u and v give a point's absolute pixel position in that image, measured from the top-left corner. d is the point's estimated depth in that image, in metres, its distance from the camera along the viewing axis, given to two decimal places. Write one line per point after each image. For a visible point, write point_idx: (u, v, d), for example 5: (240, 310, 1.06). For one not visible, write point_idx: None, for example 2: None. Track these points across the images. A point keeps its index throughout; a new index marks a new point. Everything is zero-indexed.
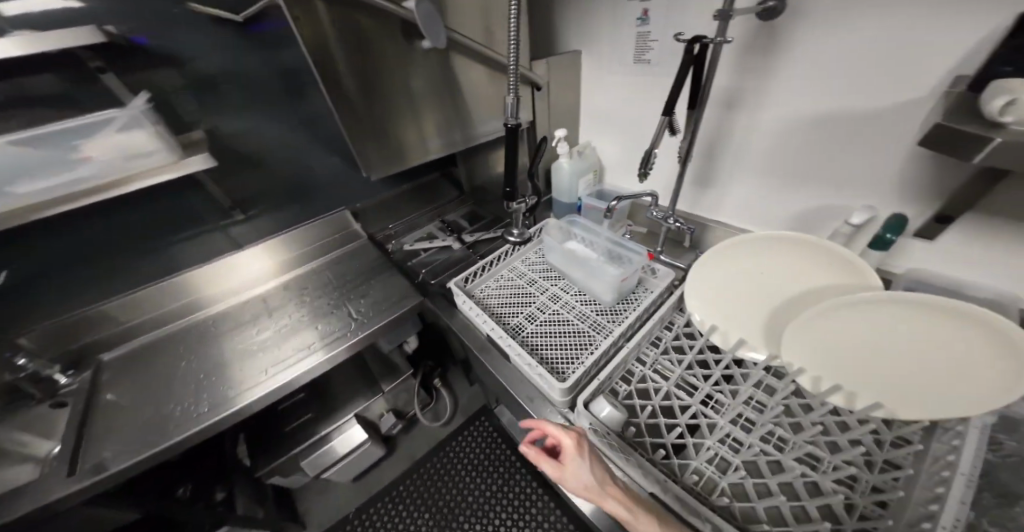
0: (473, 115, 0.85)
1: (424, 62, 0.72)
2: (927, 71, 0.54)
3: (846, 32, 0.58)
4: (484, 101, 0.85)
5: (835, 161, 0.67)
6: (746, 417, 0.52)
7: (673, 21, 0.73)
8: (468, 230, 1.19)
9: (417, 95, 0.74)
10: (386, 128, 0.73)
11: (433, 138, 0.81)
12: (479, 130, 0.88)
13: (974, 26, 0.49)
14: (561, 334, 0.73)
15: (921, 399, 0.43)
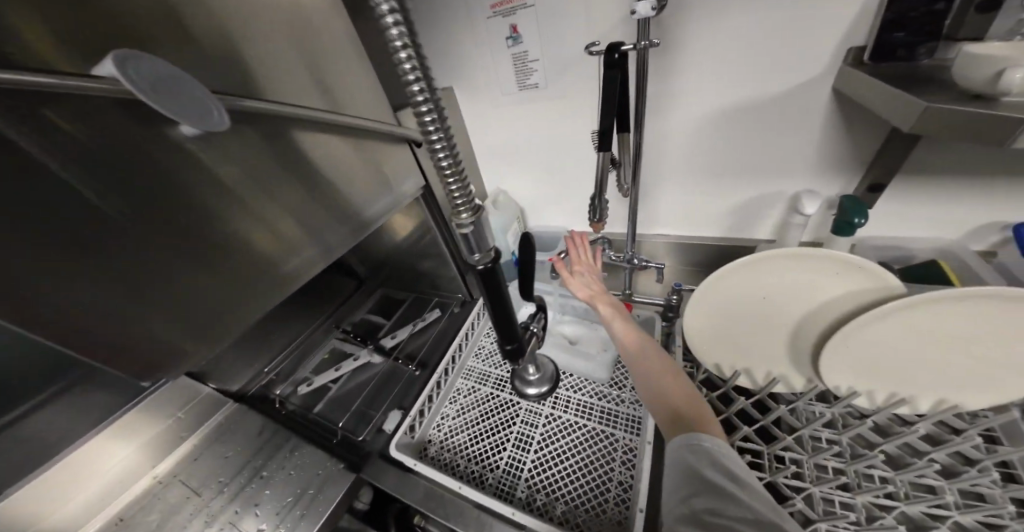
0: (356, 201, 0.56)
1: (252, 142, 0.41)
2: (824, 46, 0.51)
3: (737, 19, 0.53)
4: (367, 174, 0.57)
5: (761, 148, 0.63)
6: (829, 466, 0.42)
7: (551, 36, 0.61)
8: (388, 327, 0.95)
9: (255, 197, 0.42)
10: (207, 269, 0.39)
11: (304, 252, 0.49)
12: (369, 215, 0.59)
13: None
14: (574, 452, 0.56)
15: (989, 383, 0.42)
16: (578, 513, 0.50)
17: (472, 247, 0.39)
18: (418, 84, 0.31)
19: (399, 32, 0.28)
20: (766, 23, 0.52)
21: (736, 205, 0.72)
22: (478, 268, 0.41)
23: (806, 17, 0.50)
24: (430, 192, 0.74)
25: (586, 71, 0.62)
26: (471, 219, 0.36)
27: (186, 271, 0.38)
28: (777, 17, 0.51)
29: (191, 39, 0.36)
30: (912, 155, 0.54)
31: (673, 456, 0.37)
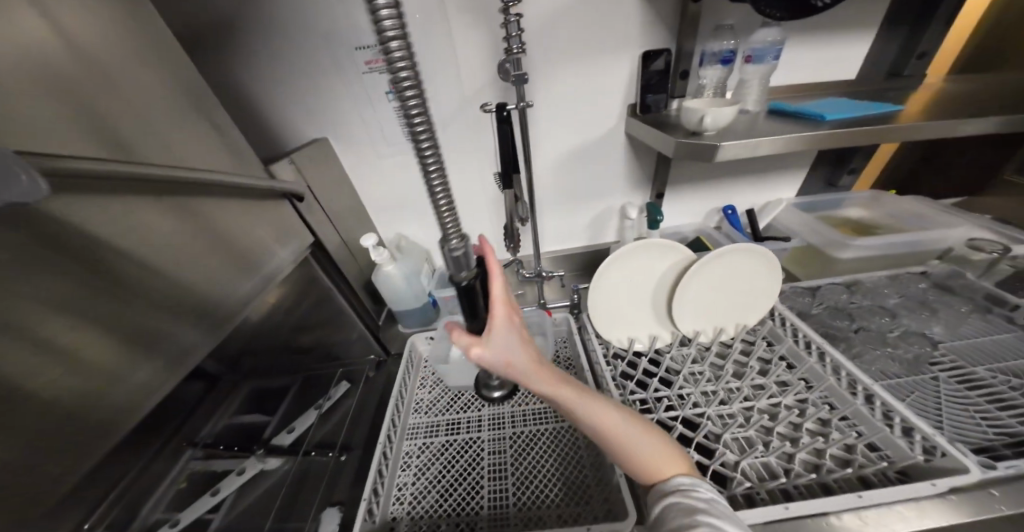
0: (258, 256, 0.54)
1: (150, 211, 0.40)
2: (615, 102, 0.70)
3: (567, 79, 0.67)
4: (270, 227, 0.56)
5: (601, 178, 0.80)
6: (711, 391, 0.63)
7: (429, 94, 0.67)
8: (274, 416, 0.76)
9: (169, 264, 0.41)
10: (116, 352, 0.36)
11: (210, 316, 0.45)
12: (273, 269, 0.56)
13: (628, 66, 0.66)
14: (545, 458, 0.61)
15: (754, 300, 0.69)
16: (571, 507, 0.55)
17: (455, 265, 0.36)
18: (406, 73, 0.28)
19: (396, 37, 0.26)
20: (589, 87, 0.68)
21: (591, 223, 0.88)
22: (460, 284, 0.38)
23: (613, 85, 0.68)
24: (319, 247, 0.68)
25: (462, 122, 0.71)
26: (462, 245, 0.35)
27: (99, 356, 0.35)
28: (592, 85, 0.68)
29: (37, 103, 0.32)
30: (692, 179, 0.81)
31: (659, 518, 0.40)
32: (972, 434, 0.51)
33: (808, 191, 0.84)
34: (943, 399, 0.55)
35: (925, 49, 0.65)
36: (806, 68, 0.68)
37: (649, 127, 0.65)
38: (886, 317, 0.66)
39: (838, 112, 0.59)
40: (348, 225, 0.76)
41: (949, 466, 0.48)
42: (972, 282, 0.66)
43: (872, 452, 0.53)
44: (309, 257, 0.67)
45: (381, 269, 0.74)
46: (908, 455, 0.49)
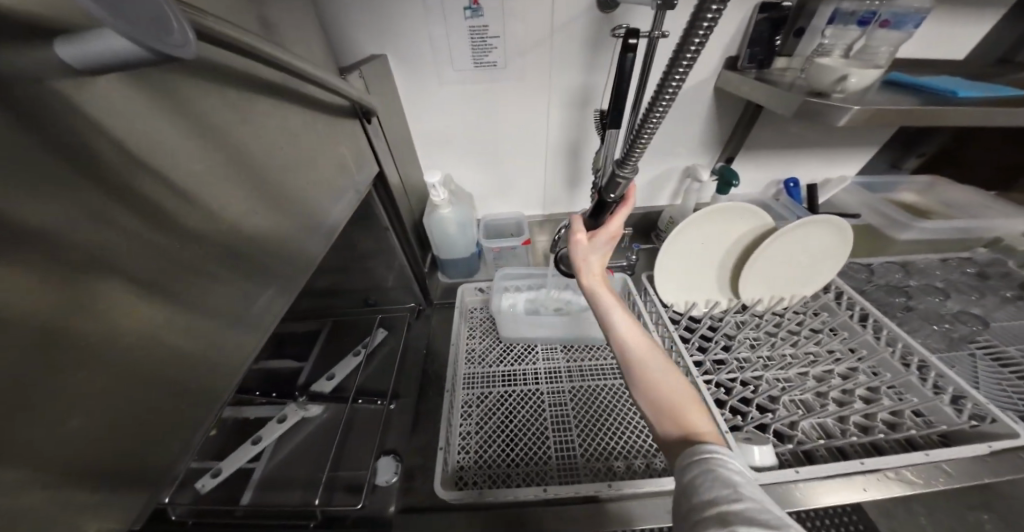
0: (313, 199, 0.42)
1: (183, 123, 0.26)
2: (712, 50, 0.64)
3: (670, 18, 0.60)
4: (326, 159, 0.44)
5: (673, 135, 0.76)
6: (766, 355, 0.64)
7: (512, 15, 0.59)
8: (306, 361, 0.71)
9: (215, 201, 0.29)
10: (170, 323, 0.25)
11: (280, 276, 0.35)
12: (328, 222, 0.44)
13: (737, 10, 0.60)
14: (608, 412, 0.61)
15: (817, 271, 0.69)
16: (641, 459, 0.55)
17: (613, 187, 0.46)
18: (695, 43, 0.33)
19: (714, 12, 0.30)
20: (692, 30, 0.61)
21: (650, 184, 0.85)
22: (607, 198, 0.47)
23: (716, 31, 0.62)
24: (382, 179, 0.61)
25: (543, 54, 0.63)
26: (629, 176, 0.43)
27: (158, 327, 0.24)
28: None
29: None
30: (761, 147, 0.78)
31: (677, 486, 0.33)
32: (1007, 406, 0.54)
33: (867, 171, 0.84)
34: (981, 376, 0.58)
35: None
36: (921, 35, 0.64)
37: (748, 83, 0.61)
38: (938, 298, 0.68)
39: (971, 89, 0.55)
40: (402, 159, 0.68)
41: (1001, 430, 0.51)
42: (1015, 271, 0.69)
43: (917, 417, 0.55)
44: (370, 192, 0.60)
45: (436, 211, 0.70)
46: (958, 422, 0.52)
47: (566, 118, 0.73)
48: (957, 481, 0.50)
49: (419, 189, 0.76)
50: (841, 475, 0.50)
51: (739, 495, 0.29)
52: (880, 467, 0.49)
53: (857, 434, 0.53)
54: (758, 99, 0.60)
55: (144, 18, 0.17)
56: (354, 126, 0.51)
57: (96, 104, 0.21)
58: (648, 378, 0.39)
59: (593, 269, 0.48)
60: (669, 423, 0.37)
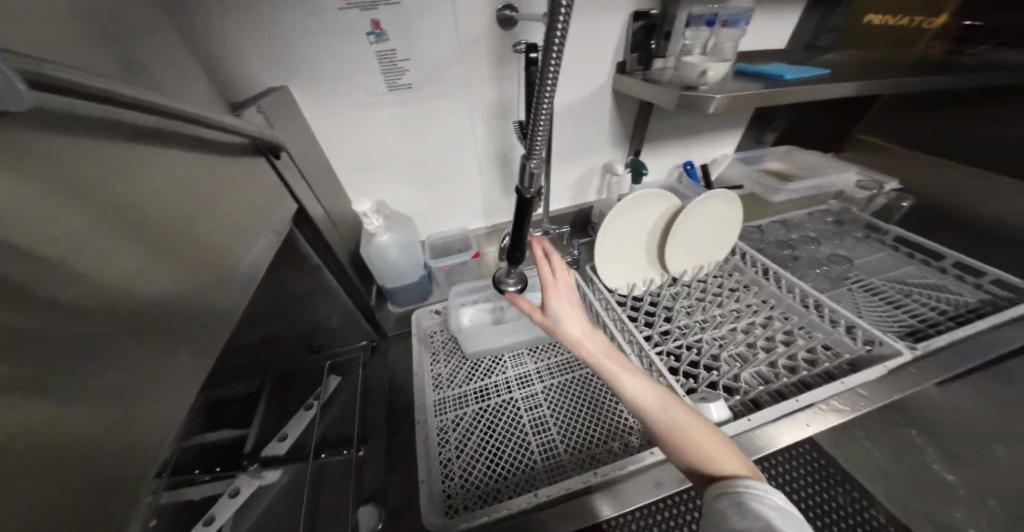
0: (219, 246, 0.37)
1: (44, 181, 0.22)
2: (605, 59, 0.72)
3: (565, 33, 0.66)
4: (229, 201, 0.40)
5: (587, 138, 0.83)
6: (702, 319, 0.73)
7: (418, 39, 0.60)
8: (257, 421, 0.63)
9: (94, 267, 0.24)
10: (58, 420, 0.21)
11: (188, 342, 0.31)
12: (243, 268, 0.40)
13: (618, 23, 0.68)
14: (580, 404, 0.64)
15: (723, 239, 0.81)
16: (617, 440, 0.59)
17: (527, 181, 0.46)
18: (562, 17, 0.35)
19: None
20: (586, 42, 0.68)
21: (577, 182, 0.91)
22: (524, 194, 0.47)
23: (606, 42, 0.70)
24: (303, 215, 0.57)
25: (454, 72, 0.65)
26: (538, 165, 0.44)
27: (48, 430, 0.20)
28: (588, 41, 0.68)
29: None
30: (662, 139, 0.90)
31: (709, 516, 0.37)
32: (889, 329, 0.68)
33: (743, 148, 1.01)
34: (862, 306, 0.72)
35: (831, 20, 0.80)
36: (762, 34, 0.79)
37: (640, 85, 0.69)
38: (812, 244, 0.84)
39: (793, 72, 0.70)
40: (326, 190, 0.65)
41: (887, 351, 0.62)
42: (856, 215, 0.89)
43: (827, 350, 0.65)
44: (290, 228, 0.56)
45: (373, 239, 0.67)
46: (857, 348, 0.62)
47: (489, 131, 0.75)
48: (872, 402, 0.60)
49: (352, 218, 0.72)
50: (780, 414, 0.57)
51: (774, 525, 0.33)
52: (811, 401, 0.58)
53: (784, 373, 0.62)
54: (648, 98, 0.68)
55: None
56: (256, 162, 0.47)
57: None
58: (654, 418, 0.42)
59: (563, 315, 0.50)
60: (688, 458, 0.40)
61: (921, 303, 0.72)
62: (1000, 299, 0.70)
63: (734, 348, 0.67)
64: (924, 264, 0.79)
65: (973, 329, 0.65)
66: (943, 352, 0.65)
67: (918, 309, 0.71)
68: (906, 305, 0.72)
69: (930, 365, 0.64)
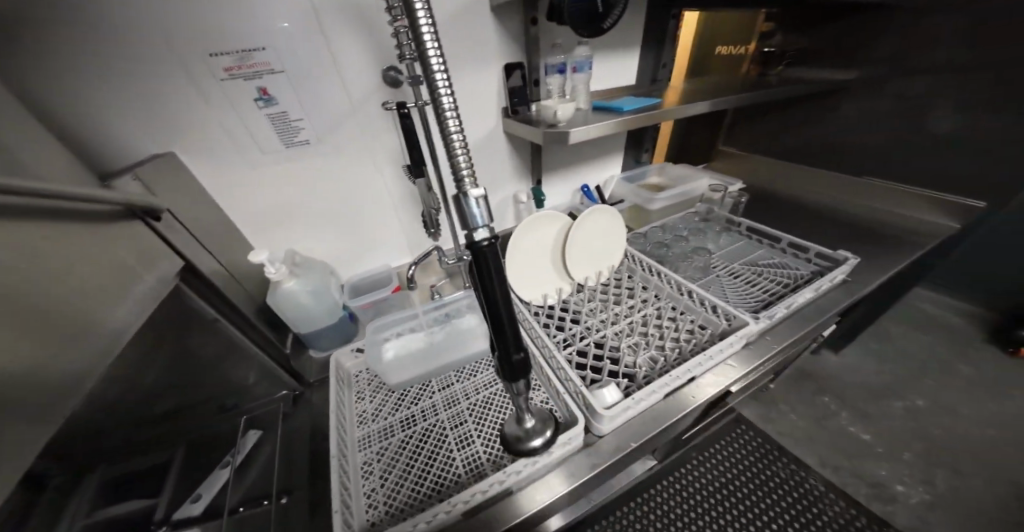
0: (80, 309, 0.38)
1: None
2: (487, 107, 0.83)
3: None
4: (95, 263, 0.41)
5: (488, 173, 0.92)
6: (605, 316, 0.82)
7: (308, 101, 0.66)
8: (175, 477, 0.62)
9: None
10: None
11: (26, 403, 0.31)
12: (107, 327, 0.40)
13: (491, 76, 0.80)
14: (503, 412, 0.67)
15: (614, 245, 0.93)
16: (536, 439, 0.63)
17: (470, 225, 0.36)
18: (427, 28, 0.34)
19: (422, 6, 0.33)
20: (467, 94, 0.79)
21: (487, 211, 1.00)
22: (472, 245, 0.37)
23: (487, 92, 0.81)
24: (192, 272, 0.58)
25: (349, 124, 0.71)
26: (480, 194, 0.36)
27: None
28: (469, 91, 0.79)
29: None
30: (556, 168, 1.03)
31: None
32: (747, 303, 0.82)
33: (626, 168, 1.18)
34: (728, 289, 0.86)
35: (666, 62, 0.99)
36: (615, 77, 0.96)
37: (520, 125, 0.81)
38: (683, 241, 1.00)
39: (631, 104, 0.87)
40: (223, 246, 0.66)
41: (740, 321, 0.74)
42: (717, 212, 1.07)
43: (703, 329, 0.76)
44: (178, 285, 0.56)
45: (279, 286, 0.68)
46: (720, 323, 0.74)
47: (394, 173, 0.82)
48: (740, 369, 0.70)
49: (257, 270, 0.73)
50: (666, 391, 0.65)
51: None
52: (688, 376, 0.66)
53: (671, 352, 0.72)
54: (524, 135, 0.81)
55: None
56: (131, 226, 0.48)
57: None
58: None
59: None
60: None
61: (770, 279, 0.87)
62: (824, 267, 0.86)
63: (631, 338, 0.76)
64: (771, 247, 0.97)
65: (805, 297, 0.78)
66: (789, 318, 0.77)
67: (768, 285, 0.85)
68: (760, 284, 0.86)
69: (779, 333, 0.75)
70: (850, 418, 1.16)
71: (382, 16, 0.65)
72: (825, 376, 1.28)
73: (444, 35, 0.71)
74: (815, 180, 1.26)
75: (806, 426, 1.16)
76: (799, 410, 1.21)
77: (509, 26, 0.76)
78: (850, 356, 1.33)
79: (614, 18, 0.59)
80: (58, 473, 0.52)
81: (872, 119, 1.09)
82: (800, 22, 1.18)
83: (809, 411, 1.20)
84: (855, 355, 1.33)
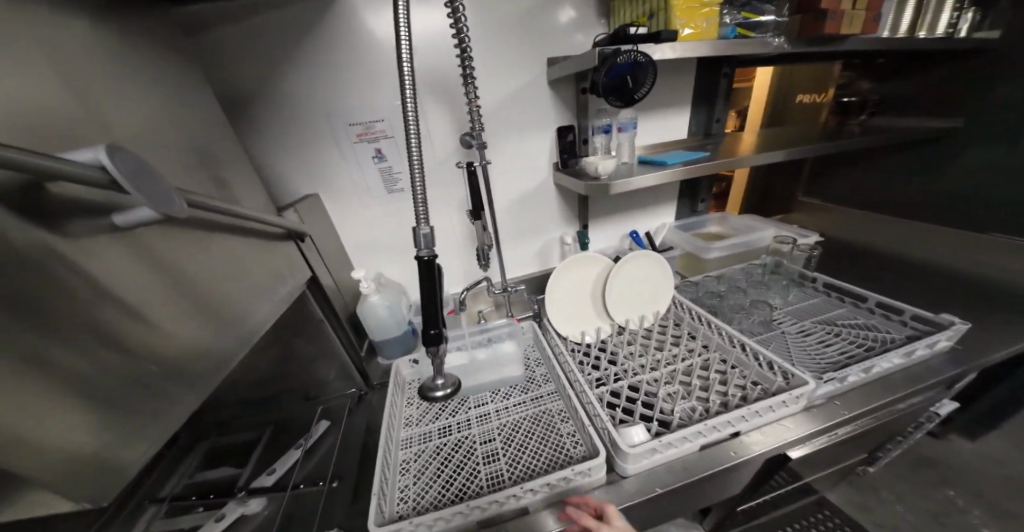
0: (243, 299, 0.56)
1: (127, 248, 0.40)
2: (541, 162, 0.98)
3: (506, 146, 0.93)
4: (252, 274, 0.59)
5: (539, 216, 1.06)
6: (645, 360, 0.81)
7: (407, 158, 0.87)
8: (258, 453, 0.77)
9: (144, 301, 0.41)
10: (111, 386, 0.37)
11: (200, 359, 0.47)
12: (255, 314, 0.58)
13: (545, 137, 0.95)
14: (530, 436, 0.71)
15: (659, 292, 0.94)
16: (557, 467, 0.64)
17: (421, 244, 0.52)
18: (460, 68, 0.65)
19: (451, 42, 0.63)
20: (522, 152, 0.95)
21: (538, 251, 1.11)
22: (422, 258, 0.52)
23: (542, 149, 0.96)
24: (315, 281, 0.77)
25: (433, 175, 0.90)
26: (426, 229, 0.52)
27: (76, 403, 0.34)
28: (526, 148, 0.95)
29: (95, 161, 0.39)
30: (604, 214, 1.11)
31: None
32: (814, 365, 0.75)
33: (681, 217, 1.19)
34: (792, 349, 0.80)
35: (719, 117, 1.04)
36: (665, 132, 1.03)
37: (568, 176, 0.93)
38: (740, 293, 0.96)
39: (676, 158, 0.94)
40: (334, 264, 0.86)
41: (799, 381, 0.67)
42: (788, 266, 1.02)
43: (756, 386, 0.71)
44: (305, 292, 0.76)
45: (367, 299, 0.84)
46: (774, 380, 0.69)
47: (463, 215, 0.97)
48: (795, 434, 0.65)
49: (354, 284, 0.92)
50: (700, 442, 0.62)
51: None
52: (721, 431, 0.63)
53: (714, 405, 0.68)
54: (571, 187, 0.92)
55: (158, 193, 0.35)
56: (284, 244, 0.69)
57: (89, 255, 0.36)
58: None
59: None
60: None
61: (847, 340, 0.80)
62: (923, 332, 0.77)
63: (668, 384, 0.75)
64: (855, 306, 0.90)
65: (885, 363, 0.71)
66: (857, 389, 0.71)
67: (844, 346, 0.78)
68: (836, 344, 0.80)
69: (854, 400, 0.70)
70: (984, 517, 0.95)
71: (460, 95, 0.84)
72: (952, 464, 1.08)
73: (508, 106, 0.89)
74: (917, 233, 1.09)
75: (921, 524, 0.97)
76: (910, 500, 1.03)
77: (563, 96, 0.92)
78: (990, 442, 1.10)
79: (644, 88, 0.70)
80: (184, 436, 0.80)
81: (990, 166, 0.95)
82: (885, 71, 1.15)
83: (927, 502, 1.01)
84: (1000, 441, 1.10)
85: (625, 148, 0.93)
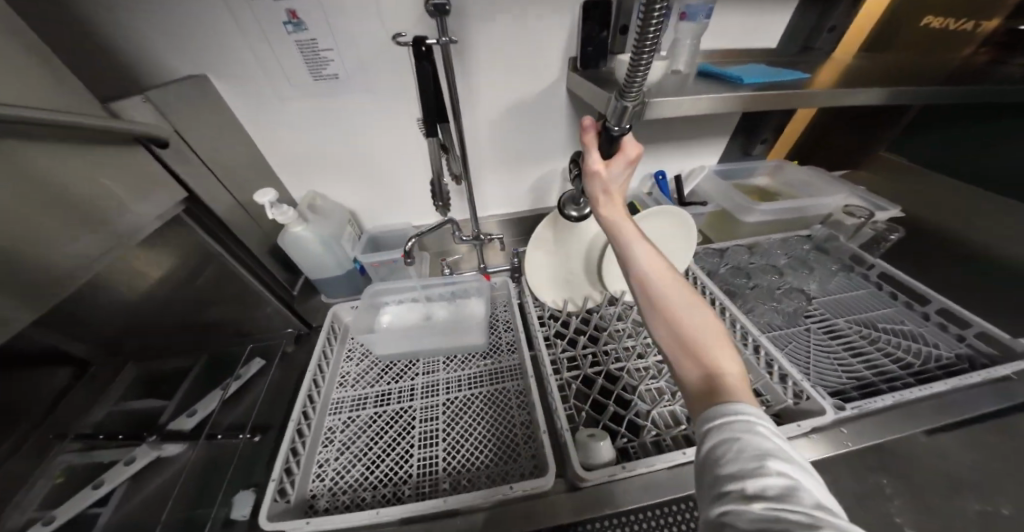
0: (44, 240, 0.35)
1: None
2: (552, 59, 0.68)
3: (498, 28, 0.62)
4: (57, 200, 0.36)
5: (537, 141, 0.80)
6: (633, 346, 0.69)
7: (342, 29, 0.57)
8: (184, 387, 0.68)
9: None
10: None
11: None
12: (74, 261, 0.38)
13: (559, 18, 0.63)
14: (478, 420, 0.61)
15: (679, 257, 0.77)
16: (500, 466, 0.55)
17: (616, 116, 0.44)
18: None
19: None
20: (524, 40, 0.64)
21: (534, 187, 0.88)
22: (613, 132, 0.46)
23: (555, 38, 0.65)
24: (200, 204, 0.55)
25: (387, 63, 0.61)
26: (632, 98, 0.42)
27: None
28: (531, 36, 0.64)
29: None
30: None
31: None
32: (837, 381, 0.62)
33: (727, 160, 0.96)
34: (812, 351, 0.66)
35: (835, 22, 0.71)
36: (742, 35, 0.72)
37: (585, 89, 0.64)
38: (773, 274, 0.79)
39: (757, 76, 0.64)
40: (248, 181, 0.64)
41: (812, 408, 0.56)
42: (842, 245, 0.84)
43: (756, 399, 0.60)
44: (181, 215, 0.53)
45: (288, 230, 0.64)
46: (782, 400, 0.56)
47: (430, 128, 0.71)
48: None
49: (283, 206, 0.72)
50: (669, 462, 0.52)
51: None
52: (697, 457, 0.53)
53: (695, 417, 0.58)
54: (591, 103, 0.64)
55: None
56: (129, 152, 0.44)
57: None
58: (676, 316, 0.39)
59: None
60: (747, 398, 0.34)
61: (882, 352, 0.66)
62: (980, 357, 0.62)
63: (652, 382, 0.64)
64: (907, 307, 0.72)
65: (930, 391, 0.57)
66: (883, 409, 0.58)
67: (878, 358, 0.64)
68: (866, 354, 0.66)
69: (863, 427, 0.57)
70: None
71: None
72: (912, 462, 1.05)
73: None
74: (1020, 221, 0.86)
75: None
76: None
77: None
78: None
79: None
80: None
81: None
82: None
83: None
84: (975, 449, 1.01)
85: (684, 54, 0.66)
